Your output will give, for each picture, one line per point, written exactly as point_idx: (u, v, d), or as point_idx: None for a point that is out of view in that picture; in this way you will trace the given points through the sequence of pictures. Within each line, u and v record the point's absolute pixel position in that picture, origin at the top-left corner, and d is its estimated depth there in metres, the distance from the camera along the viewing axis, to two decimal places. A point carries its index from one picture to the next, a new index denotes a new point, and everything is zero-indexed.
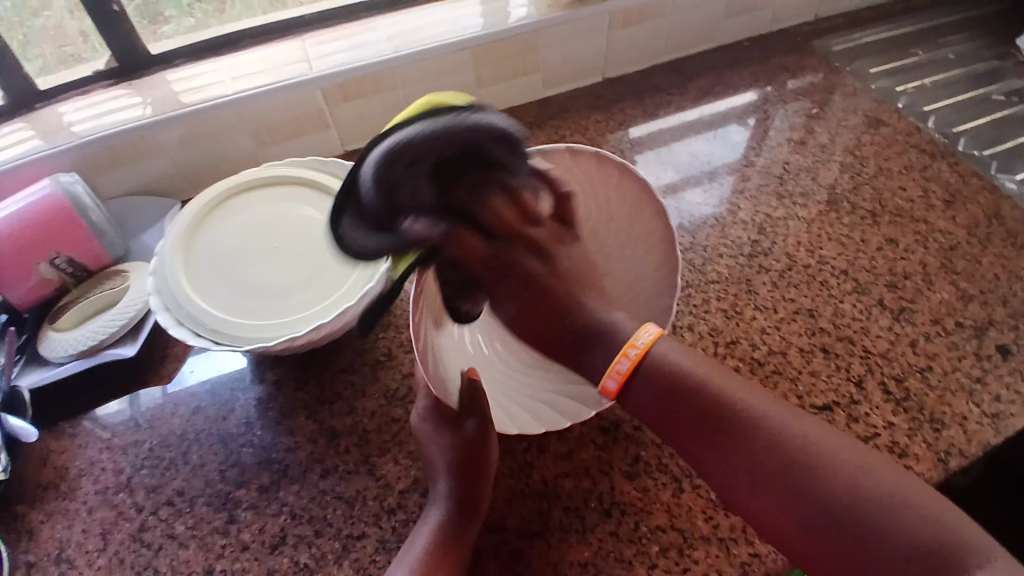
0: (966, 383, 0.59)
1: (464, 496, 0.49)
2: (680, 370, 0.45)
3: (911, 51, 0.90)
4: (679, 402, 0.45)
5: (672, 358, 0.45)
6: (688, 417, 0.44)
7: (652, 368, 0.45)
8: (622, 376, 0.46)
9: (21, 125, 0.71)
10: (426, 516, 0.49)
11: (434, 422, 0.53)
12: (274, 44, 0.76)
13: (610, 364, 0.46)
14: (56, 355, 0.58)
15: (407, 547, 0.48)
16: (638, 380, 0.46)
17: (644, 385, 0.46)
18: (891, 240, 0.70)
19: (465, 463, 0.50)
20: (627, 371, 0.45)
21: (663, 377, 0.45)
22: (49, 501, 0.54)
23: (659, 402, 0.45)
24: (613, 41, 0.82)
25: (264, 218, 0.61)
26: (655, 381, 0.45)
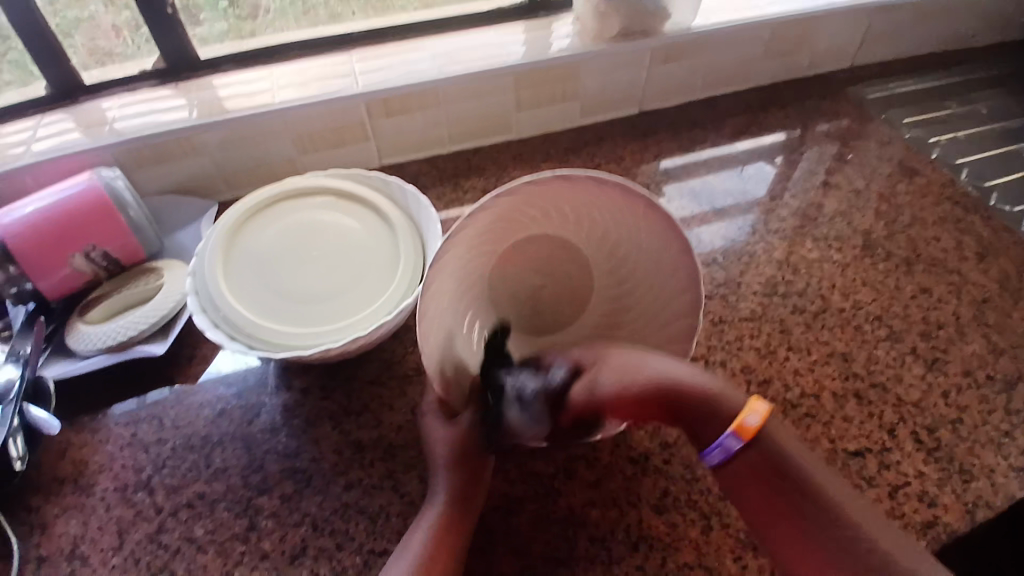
0: (996, 436, 0.58)
1: (462, 488, 0.49)
2: (781, 443, 0.44)
3: (944, 103, 0.91)
4: (776, 482, 0.43)
5: (776, 434, 0.44)
6: (777, 492, 0.43)
7: (768, 440, 0.44)
8: (763, 422, 0.44)
9: (64, 117, 0.72)
10: (424, 511, 0.49)
11: (439, 418, 0.54)
12: (321, 57, 0.78)
13: (741, 412, 0.45)
14: (84, 347, 0.58)
15: (405, 540, 0.47)
16: (752, 451, 0.44)
17: (758, 453, 0.44)
18: (924, 289, 0.69)
19: (464, 453, 0.51)
20: (757, 425, 0.44)
21: (768, 455, 0.44)
22: (66, 495, 0.53)
23: (758, 472, 0.43)
24: (653, 76, 0.83)
25: (304, 226, 0.62)
26: (767, 455, 0.44)
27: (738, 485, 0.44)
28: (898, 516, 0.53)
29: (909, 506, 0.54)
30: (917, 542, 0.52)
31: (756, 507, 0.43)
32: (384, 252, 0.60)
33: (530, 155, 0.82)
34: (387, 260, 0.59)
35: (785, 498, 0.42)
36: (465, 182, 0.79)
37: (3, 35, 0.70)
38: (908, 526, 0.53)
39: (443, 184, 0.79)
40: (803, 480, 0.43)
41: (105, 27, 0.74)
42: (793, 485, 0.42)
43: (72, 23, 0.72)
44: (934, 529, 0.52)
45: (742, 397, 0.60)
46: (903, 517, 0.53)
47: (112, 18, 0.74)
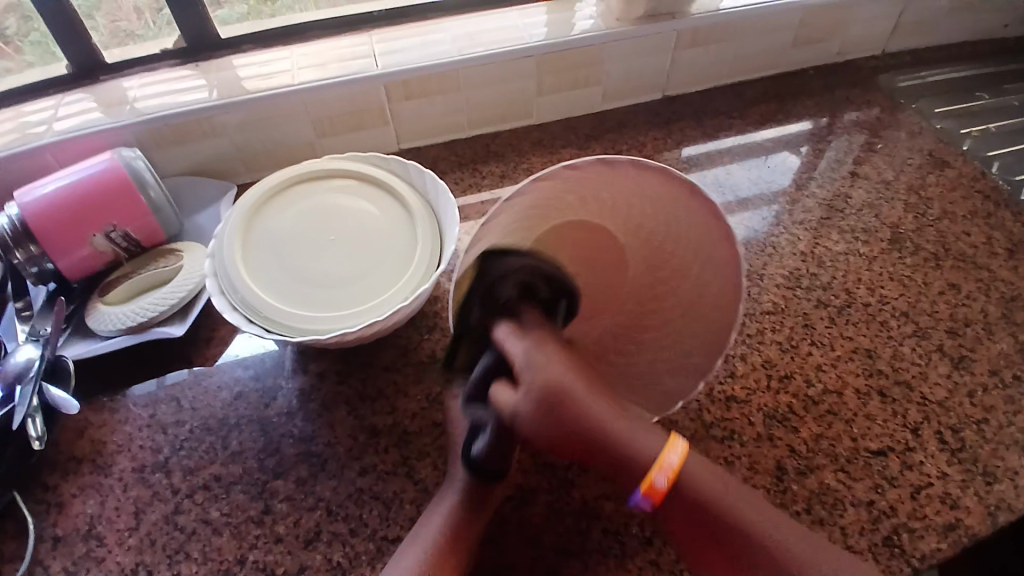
0: (1022, 438, 0.57)
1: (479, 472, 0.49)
2: (699, 482, 0.39)
3: (978, 94, 0.88)
4: (698, 525, 0.38)
5: (693, 473, 0.39)
6: (704, 539, 0.38)
7: (681, 483, 0.39)
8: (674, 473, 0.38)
9: (84, 96, 0.72)
10: (440, 495, 0.49)
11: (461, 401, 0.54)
12: (340, 37, 0.77)
13: (657, 459, 0.39)
14: (104, 328, 0.58)
15: (421, 522, 0.48)
16: (671, 498, 0.38)
17: (677, 499, 0.38)
18: (953, 285, 0.67)
19: None
20: (678, 466, 0.38)
21: (686, 498, 0.38)
22: (85, 474, 0.54)
23: (682, 521, 0.39)
24: (678, 60, 0.81)
25: (322, 210, 0.61)
26: (691, 503, 0.38)
27: (668, 532, 0.40)
28: (919, 517, 0.52)
29: (930, 508, 0.53)
30: (936, 544, 0.51)
31: (685, 549, 0.39)
32: (402, 237, 0.60)
33: (549, 141, 0.81)
34: (405, 246, 0.59)
35: (710, 542, 0.38)
36: (483, 168, 0.78)
37: (29, 16, 0.70)
38: (928, 527, 0.52)
39: (461, 170, 0.78)
40: (729, 521, 0.38)
41: (127, 9, 0.73)
42: (712, 529, 0.38)
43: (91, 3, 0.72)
44: (955, 532, 0.51)
45: (763, 392, 0.59)
46: (923, 518, 0.52)
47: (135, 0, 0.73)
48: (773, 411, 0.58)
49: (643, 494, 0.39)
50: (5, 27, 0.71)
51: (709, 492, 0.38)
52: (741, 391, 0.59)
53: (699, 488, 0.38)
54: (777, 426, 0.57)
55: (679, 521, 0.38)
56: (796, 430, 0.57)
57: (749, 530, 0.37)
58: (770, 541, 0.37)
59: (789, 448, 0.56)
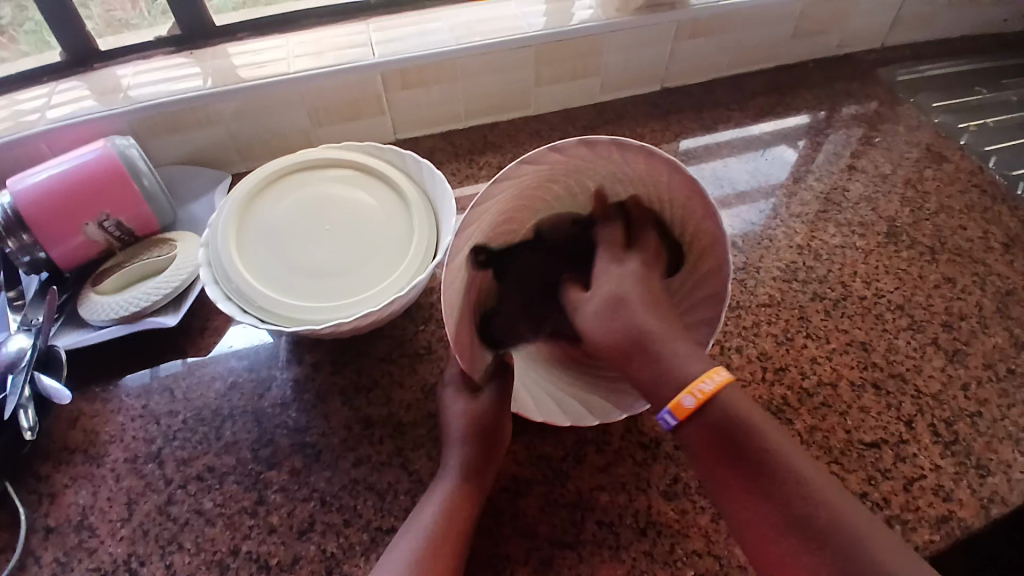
0: (1016, 432, 0.57)
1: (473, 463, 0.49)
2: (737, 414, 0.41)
3: (977, 88, 0.88)
4: (732, 447, 0.40)
5: (737, 402, 0.41)
6: (738, 461, 0.40)
7: (724, 406, 0.41)
8: (704, 396, 0.41)
9: (77, 84, 0.71)
10: (435, 485, 0.49)
11: (458, 392, 0.54)
12: (336, 25, 0.76)
13: (693, 380, 0.41)
14: (97, 318, 0.58)
15: (417, 511, 0.48)
16: (705, 418, 0.41)
17: (711, 421, 0.41)
18: (949, 279, 0.67)
19: (478, 428, 0.51)
20: (711, 393, 0.41)
21: (727, 421, 0.40)
22: (77, 465, 0.54)
23: (714, 442, 0.41)
24: (677, 51, 0.81)
25: (316, 199, 0.61)
26: (720, 423, 0.41)
27: (696, 458, 0.42)
28: (912, 509, 0.52)
29: (923, 500, 0.53)
30: (929, 536, 0.51)
31: (716, 476, 0.41)
32: (397, 228, 0.59)
33: (547, 132, 0.80)
34: (401, 236, 0.59)
35: (744, 464, 0.40)
36: (480, 159, 0.77)
37: (24, 5, 0.70)
38: (921, 519, 0.52)
39: (458, 160, 0.77)
40: (763, 447, 0.40)
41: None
42: (751, 450, 0.40)
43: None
44: (948, 524, 0.52)
45: (758, 385, 0.59)
46: (916, 511, 0.52)
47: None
48: (768, 404, 0.58)
49: (669, 410, 0.42)
50: (0, 15, 0.71)
51: (750, 420, 0.41)
52: (737, 383, 0.59)
53: (743, 416, 0.41)
54: (772, 418, 0.57)
55: (713, 439, 0.41)
56: (791, 422, 0.57)
57: (780, 458, 0.39)
58: (805, 477, 0.39)
59: None
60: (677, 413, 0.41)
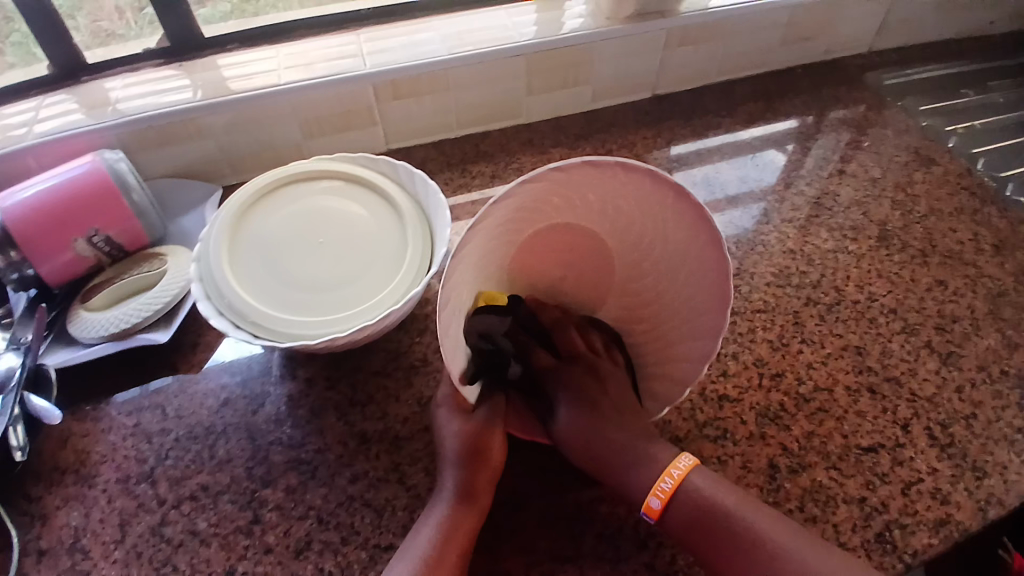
0: (1011, 433, 0.57)
1: (471, 481, 0.49)
2: (708, 498, 0.46)
3: (964, 91, 0.88)
4: (705, 528, 0.45)
5: (705, 486, 0.46)
6: (716, 539, 0.44)
7: (690, 493, 0.46)
8: (666, 495, 0.46)
9: (66, 97, 0.71)
10: (432, 504, 0.49)
11: (450, 410, 0.53)
12: (328, 36, 0.76)
13: (654, 483, 0.47)
14: (88, 335, 0.57)
15: (413, 534, 0.47)
16: (679, 504, 0.46)
17: (684, 507, 0.46)
18: (940, 281, 0.68)
19: (473, 449, 0.50)
20: (671, 489, 0.46)
21: (697, 507, 0.46)
22: (68, 485, 0.53)
23: (689, 528, 0.45)
24: (667, 59, 0.81)
25: (309, 211, 0.60)
26: (693, 510, 0.46)
27: (679, 541, 0.46)
28: (910, 513, 0.52)
29: (922, 504, 0.53)
30: (928, 540, 0.51)
31: (700, 556, 0.45)
32: (391, 240, 0.59)
33: (538, 141, 0.80)
34: (395, 248, 0.58)
35: (719, 546, 0.44)
36: (472, 168, 0.77)
37: (10, 16, 0.70)
38: (920, 523, 0.52)
39: (450, 170, 0.77)
40: (735, 524, 0.44)
41: (109, 8, 0.73)
42: (722, 528, 0.44)
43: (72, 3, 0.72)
44: (947, 527, 0.52)
45: (755, 391, 0.59)
46: (915, 515, 0.52)
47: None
48: (765, 410, 0.58)
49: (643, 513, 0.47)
50: None
51: (718, 500, 0.46)
52: (734, 390, 0.59)
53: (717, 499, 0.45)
54: (769, 424, 0.57)
55: (688, 526, 0.45)
56: (788, 428, 0.57)
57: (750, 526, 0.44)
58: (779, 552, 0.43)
59: (781, 446, 0.56)
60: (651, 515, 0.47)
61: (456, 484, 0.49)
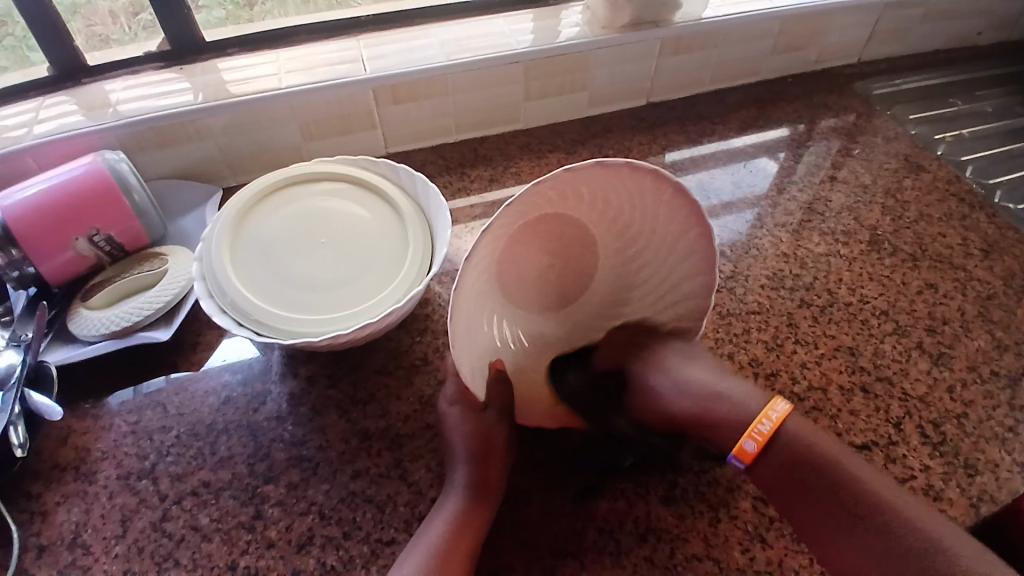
0: (1001, 431, 0.58)
1: (482, 483, 0.49)
2: (808, 443, 0.46)
3: (951, 100, 0.91)
4: (802, 475, 0.46)
5: (805, 432, 0.47)
6: (818, 495, 0.45)
7: (790, 439, 0.47)
8: (763, 437, 0.47)
9: (66, 99, 0.71)
10: (441, 504, 0.49)
11: (458, 407, 0.54)
12: (328, 41, 0.77)
13: (750, 426, 0.47)
14: (86, 333, 0.57)
15: (423, 528, 0.47)
16: (775, 451, 0.47)
17: (781, 452, 0.47)
18: (930, 284, 0.69)
19: (481, 445, 0.51)
20: (770, 432, 0.47)
21: (796, 453, 0.46)
22: (68, 483, 0.53)
23: (783, 475, 0.46)
24: (662, 67, 0.83)
25: (311, 213, 0.61)
26: (791, 453, 0.46)
27: (772, 491, 0.47)
28: None
29: None
30: None
31: (795, 506, 0.46)
32: (392, 240, 0.60)
33: (537, 145, 0.81)
34: (396, 248, 0.59)
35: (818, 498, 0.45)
36: (471, 172, 0.78)
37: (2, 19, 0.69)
38: None
39: (449, 174, 0.78)
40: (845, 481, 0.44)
41: (102, 13, 0.72)
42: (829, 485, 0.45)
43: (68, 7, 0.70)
44: None
45: None
46: None
47: (110, 4, 0.72)
48: None
49: (736, 455, 0.48)
50: None
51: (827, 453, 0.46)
52: None
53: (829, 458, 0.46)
54: None
55: (783, 471, 0.46)
56: None
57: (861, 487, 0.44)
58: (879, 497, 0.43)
59: None
60: (743, 457, 0.47)
61: (466, 484, 0.49)
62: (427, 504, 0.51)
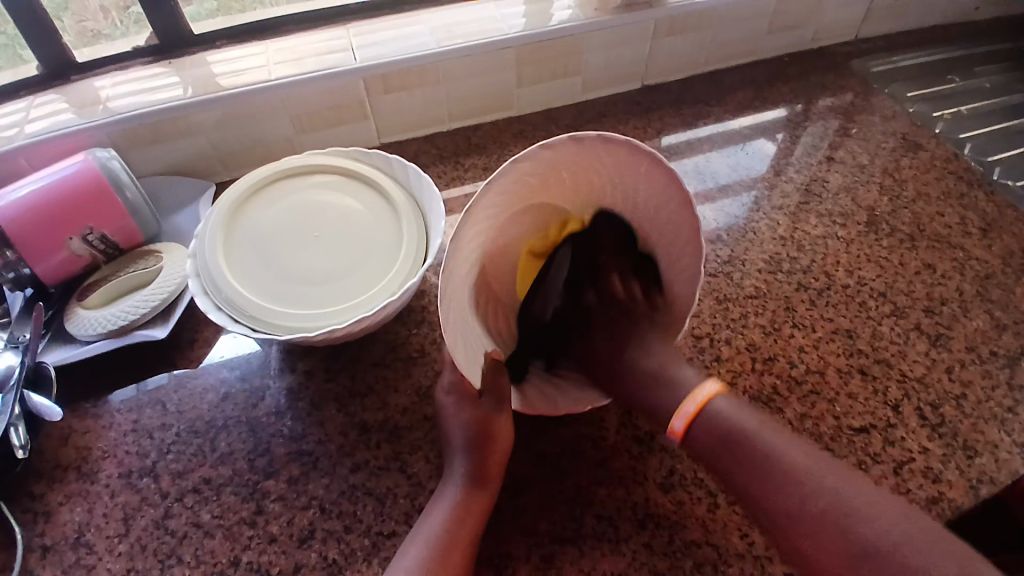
0: (999, 411, 0.58)
1: (479, 473, 0.50)
2: (731, 418, 0.47)
3: (950, 77, 0.90)
4: (730, 450, 0.46)
5: (727, 409, 0.48)
6: (742, 465, 0.45)
7: (714, 416, 0.48)
8: (688, 417, 0.48)
9: (55, 97, 0.70)
10: (440, 494, 0.49)
11: (453, 399, 0.54)
12: (317, 31, 0.76)
13: (678, 407, 0.49)
14: (84, 333, 0.57)
15: (423, 520, 0.48)
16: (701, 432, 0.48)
17: (708, 429, 0.47)
18: (928, 265, 0.69)
19: (478, 436, 0.51)
20: (695, 411, 0.48)
21: (720, 428, 0.47)
22: (71, 482, 0.53)
23: (710, 448, 0.47)
24: (656, 49, 0.82)
25: (305, 206, 0.61)
26: (713, 429, 0.47)
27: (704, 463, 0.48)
28: (903, 491, 0.53)
29: (913, 482, 0.54)
30: None
31: (731, 478, 0.46)
32: (387, 232, 0.59)
33: (531, 133, 0.81)
34: (391, 239, 0.59)
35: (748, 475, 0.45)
36: (465, 161, 0.78)
37: None
38: (912, 501, 0.53)
39: (443, 163, 0.78)
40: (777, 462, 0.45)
41: (92, 8, 0.71)
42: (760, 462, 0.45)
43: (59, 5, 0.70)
44: (937, 505, 0.53)
45: (749, 375, 0.60)
46: (907, 493, 0.53)
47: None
48: (758, 393, 0.59)
49: (668, 434, 0.50)
50: None
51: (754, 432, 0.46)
52: (728, 374, 0.60)
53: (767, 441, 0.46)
54: (763, 407, 0.58)
55: (709, 445, 0.47)
56: (782, 410, 0.58)
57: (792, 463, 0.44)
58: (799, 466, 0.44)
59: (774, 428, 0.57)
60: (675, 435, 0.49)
61: (464, 474, 0.49)
62: (427, 495, 0.51)
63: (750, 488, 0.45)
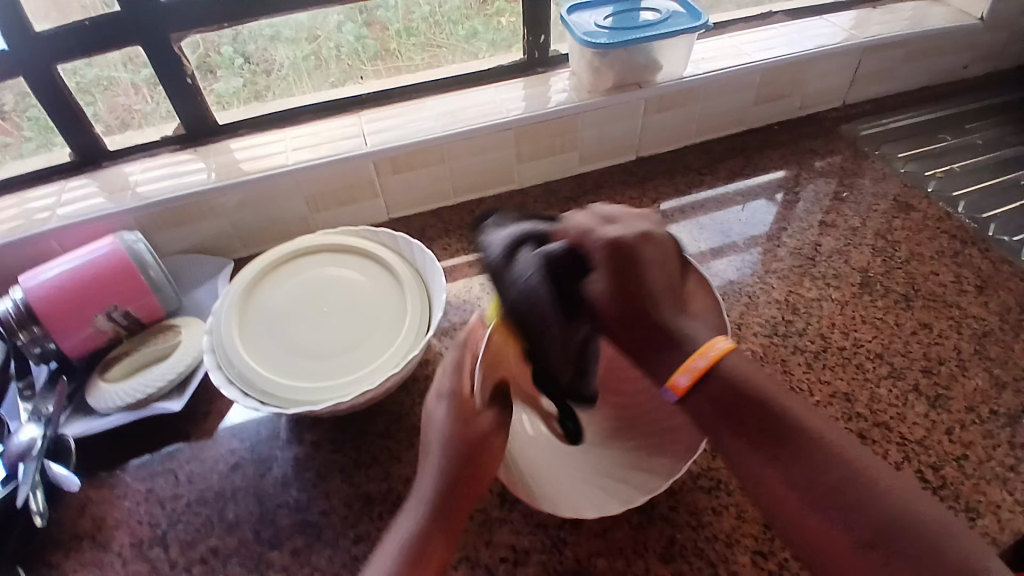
0: (1002, 471, 0.58)
1: (450, 503, 0.48)
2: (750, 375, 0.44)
3: (939, 136, 0.93)
4: (737, 408, 0.43)
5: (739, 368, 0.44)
6: (781, 454, 0.41)
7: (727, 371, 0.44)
8: (696, 372, 0.44)
9: (88, 181, 0.76)
10: (403, 519, 0.48)
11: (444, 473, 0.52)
12: (331, 120, 0.82)
13: (695, 353, 0.45)
14: (105, 406, 0.60)
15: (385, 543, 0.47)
16: (713, 383, 0.44)
17: (718, 383, 0.44)
18: (924, 325, 0.70)
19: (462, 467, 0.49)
20: (704, 367, 0.44)
21: (733, 386, 0.44)
22: (85, 552, 0.55)
23: (728, 409, 0.44)
24: (648, 124, 0.86)
25: (315, 283, 0.64)
26: (727, 385, 0.44)
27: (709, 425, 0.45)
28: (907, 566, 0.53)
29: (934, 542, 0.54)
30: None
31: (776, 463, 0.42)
32: (392, 306, 0.62)
33: (532, 205, 0.85)
34: (395, 313, 0.62)
35: (767, 446, 0.42)
36: (470, 233, 0.82)
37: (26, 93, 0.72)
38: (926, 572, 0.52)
39: (449, 235, 0.82)
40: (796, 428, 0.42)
41: (124, 86, 0.75)
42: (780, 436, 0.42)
43: (93, 81, 0.74)
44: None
45: None
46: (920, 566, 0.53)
47: (131, 77, 0.75)
48: None
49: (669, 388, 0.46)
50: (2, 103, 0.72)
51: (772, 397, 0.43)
52: None
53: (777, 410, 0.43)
54: None
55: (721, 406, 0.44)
56: None
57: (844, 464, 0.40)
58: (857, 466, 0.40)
59: None
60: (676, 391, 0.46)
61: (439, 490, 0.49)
62: None
63: (781, 471, 0.41)
